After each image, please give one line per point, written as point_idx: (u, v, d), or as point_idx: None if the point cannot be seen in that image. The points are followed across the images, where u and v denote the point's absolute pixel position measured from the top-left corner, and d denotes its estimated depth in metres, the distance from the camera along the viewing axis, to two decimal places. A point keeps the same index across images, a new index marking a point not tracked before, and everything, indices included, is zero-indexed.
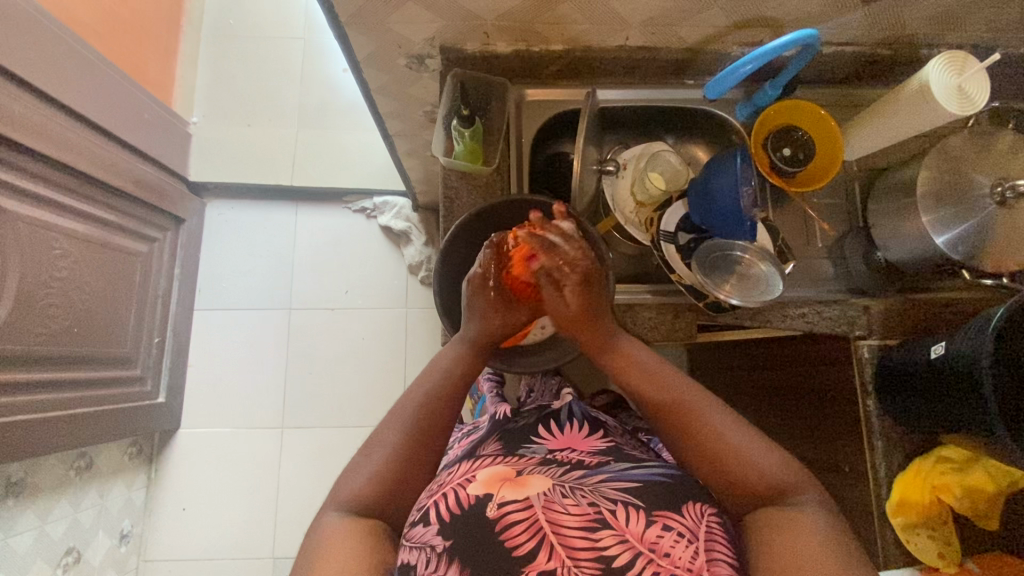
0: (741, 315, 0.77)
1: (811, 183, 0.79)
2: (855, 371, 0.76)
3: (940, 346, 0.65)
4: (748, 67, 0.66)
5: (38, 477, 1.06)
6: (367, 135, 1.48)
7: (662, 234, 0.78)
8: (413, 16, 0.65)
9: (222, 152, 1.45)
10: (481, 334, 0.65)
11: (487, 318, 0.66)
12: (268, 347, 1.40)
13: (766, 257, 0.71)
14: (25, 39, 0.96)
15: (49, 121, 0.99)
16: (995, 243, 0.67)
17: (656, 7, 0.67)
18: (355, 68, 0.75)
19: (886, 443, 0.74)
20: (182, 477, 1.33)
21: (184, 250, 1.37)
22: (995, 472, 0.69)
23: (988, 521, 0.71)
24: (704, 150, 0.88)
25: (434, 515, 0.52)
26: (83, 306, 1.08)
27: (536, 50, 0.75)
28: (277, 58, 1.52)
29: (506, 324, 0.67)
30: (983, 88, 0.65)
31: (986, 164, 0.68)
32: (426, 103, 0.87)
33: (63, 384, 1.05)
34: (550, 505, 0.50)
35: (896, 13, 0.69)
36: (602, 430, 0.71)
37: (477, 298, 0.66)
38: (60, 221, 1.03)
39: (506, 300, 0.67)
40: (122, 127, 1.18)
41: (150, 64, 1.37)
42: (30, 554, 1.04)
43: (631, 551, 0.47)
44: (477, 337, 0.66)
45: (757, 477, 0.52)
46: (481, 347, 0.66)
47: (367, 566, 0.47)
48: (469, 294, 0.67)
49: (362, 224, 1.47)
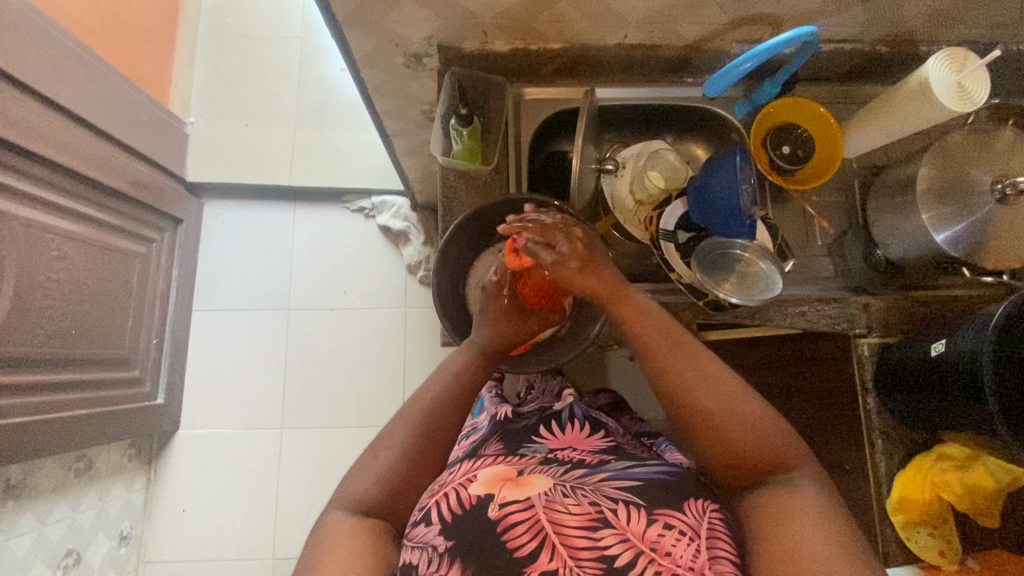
0: (742, 314, 0.75)
1: (812, 180, 0.78)
2: (856, 370, 0.75)
3: (942, 343, 0.65)
4: (748, 64, 0.65)
5: (36, 479, 1.06)
6: (365, 134, 1.48)
7: (662, 232, 0.79)
8: (411, 14, 0.65)
9: (220, 151, 1.44)
10: (490, 337, 0.67)
11: (498, 323, 0.68)
12: (267, 348, 1.39)
13: (765, 254, 0.71)
14: (21, 40, 0.95)
15: (45, 122, 0.99)
16: (995, 241, 0.67)
17: (654, 5, 0.67)
18: (352, 68, 0.75)
19: (886, 441, 0.73)
20: (181, 478, 1.33)
21: (182, 251, 1.37)
22: (997, 470, 0.68)
23: (991, 518, 0.71)
24: (702, 148, 0.88)
25: (435, 515, 0.51)
26: (81, 307, 1.08)
27: (534, 48, 0.75)
28: (275, 57, 1.51)
29: (518, 328, 0.69)
30: (984, 86, 0.64)
31: (987, 161, 0.68)
32: (424, 102, 0.87)
33: (62, 385, 1.05)
34: (551, 505, 0.49)
35: (897, 9, 0.69)
36: (603, 430, 0.71)
37: (492, 303, 0.71)
38: (56, 222, 1.02)
39: (519, 306, 0.71)
40: (119, 128, 1.18)
41: (147, 64, 1.36)
42: (30, 556, 1.04)
43: (633, 551, 0.47)
44: (486, 342, 0.66)
45: (761, 458, 0.52)
46: (490, 350, 0.66)
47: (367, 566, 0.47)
48: (483, 301, 0.71)
49: (360, 224, 1.46)
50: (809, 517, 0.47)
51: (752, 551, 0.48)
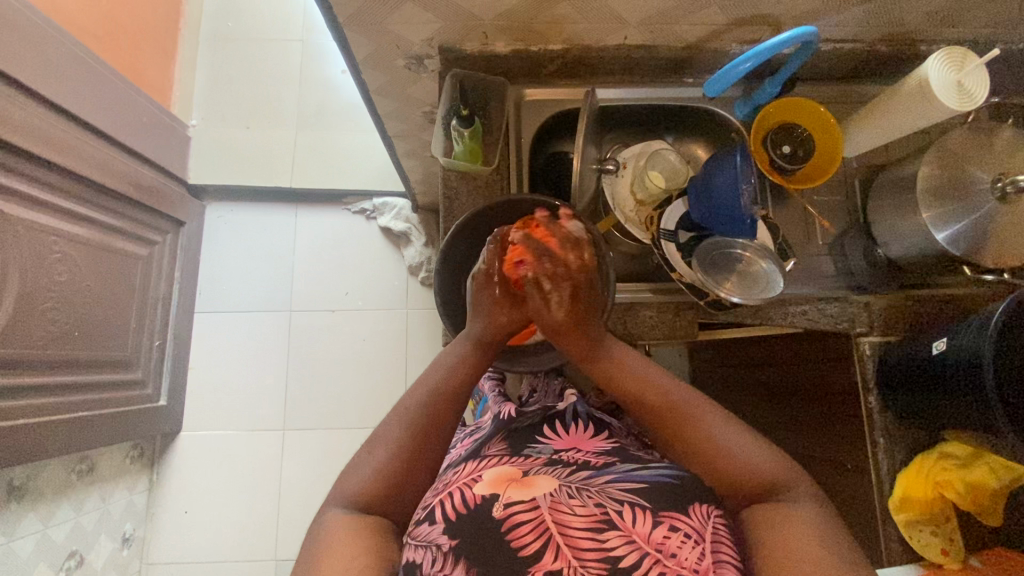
0: (741, 314, 0.77)
1: (812, 179, 0.78)
2: (857, 369, 0.76)
3: (943, 342, 0.65)
4: (747, 64, 0.66)
5: (39, 481, 1.06)
6: (366, 136, 1.48)
7: (662, 232, 0.78)
8: (412, 16, 0.65)
9: (222, 154, 1.45)
10: (485, 331, 0.66)
11: (493, 315, 0.68)
12: (269, 349, 1.40)
13: (767, 254, 0.71)
14: (25, 44, 0.96)
15: (48, 124, 0.99)
16: (995, 239, 0.67)
17: (655, 6, 0.67)
18: (354, 69, 0.75)
19: (888, 440, 0.74)
20: (183, 479, 1.33)
21: (184, 253, 1.37)
22: (999, 468, 0.67)
23: (995, 517, 0.69)
24: (703, 149, 0.87)
25: (439, 514, 0.52)
26: (84, 309, 1.08)
27: (535, 49, 0.75)
28: (276, 59, 1.51)
29: (511, 319, 0.68)
30: (984, 84, 0.65)
31: (987, 160, 0.68)
32: (425, 103, 0.87)
33: (65, 387, 1.05)
34: (556, 506, 0.50)
35: (896, 9, 0.69)
36: (607, 431, 0.71)
37: (482, 292, 0.69)
38: (59, 224, 1.03)
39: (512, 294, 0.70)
40: (121, 131, 1.18)
41: (149, 67, 1.37)
42: (33, 558, 1.04)
43: (638, 552, 0.47)
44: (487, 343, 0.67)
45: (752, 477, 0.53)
46: (487, 345, 0.66)
47: (369, 566, 0.47)
48: (474, 289, 0.70)
49: (362, 225, 1.47)
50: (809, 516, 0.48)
51: (754, 555, 0.48)
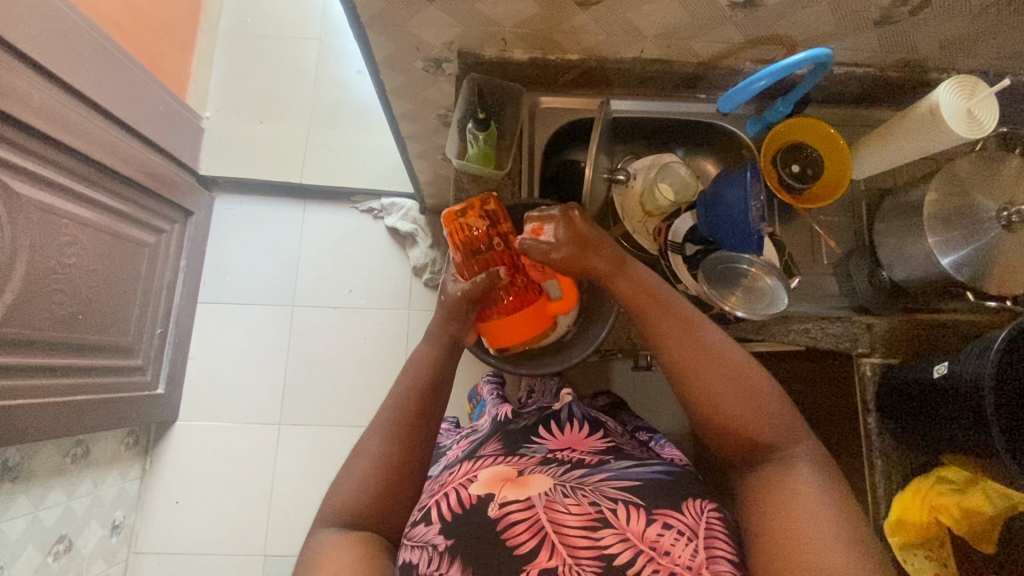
0: (745, 329, 0.77)
1: (817, 201, 0.79)
2: (858, 390, 0.77)
3: (944, 365, 0.65)
4: (763, 82, 0.66)
5: (33, 462, 1.06)
6: (378, 136, 1.50)
7: (670, 244, 0.79)
8: (433, 19, 0.66)
9: (234, 147, 1.46)
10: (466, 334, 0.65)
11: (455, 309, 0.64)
12: (270, 342, 1.40)
13: (772, 271, 0.72)
14: (45, 27, 0.97)
15: (63, 107, 1.00)
16: (1002, 265, 0.68)
17: (673, 21, 0.68)
18: (373, 70, 0.76)
19: (885, 461, 0.74)
20: (176, 470, 1.33)
21: (190, 243, 1.38)
22: (994, 494, 0.69)
23: (989, 543, 0.71)
24: (712, 164, 0.88)
25: (436, 515, 0.54)
26: (87, 293, 1.08)
27: (552, 58, 0.76)
28: (293, 57, 1.53)
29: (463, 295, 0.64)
30: (993, 113, 0.66)
31: (992, 188, 0.69)
32: (440, 106, 0.88)
33: (66, 369, 1.05)
34: (551, 505, 0.51)
35: (909, 37, 0.70)
36: (602, 430, 0.71)
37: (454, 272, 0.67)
38: (69, 208, 1.03)
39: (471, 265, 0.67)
40: (135, 119, 1.19)
41: (166, 57, 1.38)
42: (21, 540, 1.03)
43: (632, 549, 0.48)
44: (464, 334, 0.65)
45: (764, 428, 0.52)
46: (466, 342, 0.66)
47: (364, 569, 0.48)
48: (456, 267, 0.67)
49: (369, 224, 1.48)
50: (810, 507, 0.47)
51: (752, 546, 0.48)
